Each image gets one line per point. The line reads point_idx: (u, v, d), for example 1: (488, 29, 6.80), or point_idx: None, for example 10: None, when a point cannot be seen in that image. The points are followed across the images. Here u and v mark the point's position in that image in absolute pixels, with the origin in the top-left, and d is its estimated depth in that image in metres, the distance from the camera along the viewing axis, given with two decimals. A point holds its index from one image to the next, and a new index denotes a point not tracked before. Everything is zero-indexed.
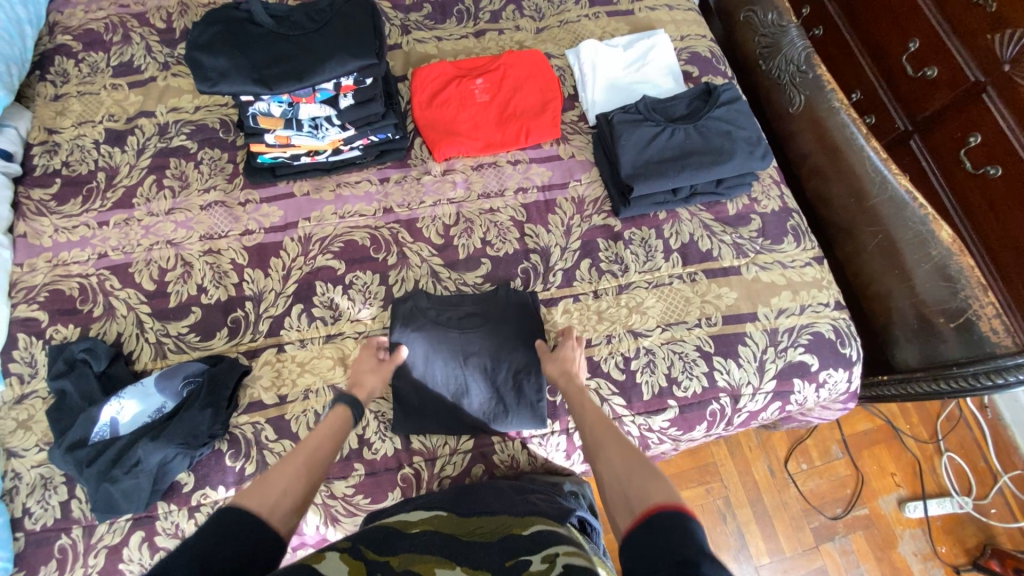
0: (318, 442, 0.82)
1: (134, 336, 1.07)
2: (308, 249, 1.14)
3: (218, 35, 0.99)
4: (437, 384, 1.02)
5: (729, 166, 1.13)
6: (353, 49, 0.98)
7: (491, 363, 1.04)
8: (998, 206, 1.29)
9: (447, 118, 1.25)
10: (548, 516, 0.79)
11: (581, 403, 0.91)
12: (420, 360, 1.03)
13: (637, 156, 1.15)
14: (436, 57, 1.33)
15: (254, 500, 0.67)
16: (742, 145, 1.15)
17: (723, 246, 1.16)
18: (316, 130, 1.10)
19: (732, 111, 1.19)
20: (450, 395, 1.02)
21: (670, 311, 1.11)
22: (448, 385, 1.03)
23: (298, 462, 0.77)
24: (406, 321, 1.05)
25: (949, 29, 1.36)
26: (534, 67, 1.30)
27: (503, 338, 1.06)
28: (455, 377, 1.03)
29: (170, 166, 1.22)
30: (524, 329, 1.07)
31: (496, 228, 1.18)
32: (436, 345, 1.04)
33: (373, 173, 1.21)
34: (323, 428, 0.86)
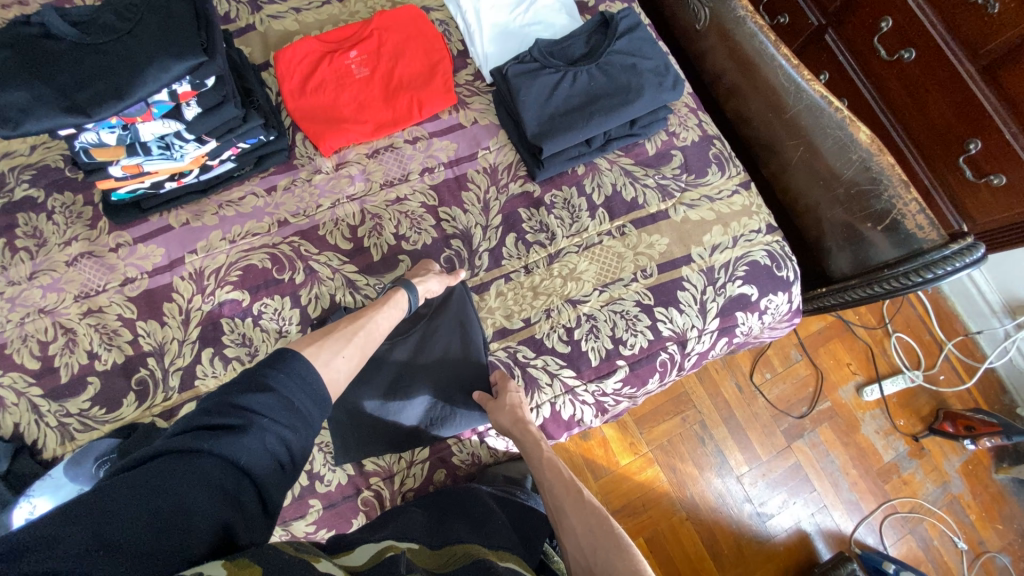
0: (373, 318, 0.88)
1: (32, 423, 0.96)
2: (204, 285, 1.02)
3: (7, 58, 0.81)
4: (376, 405, 0.96)
5: (639, 104, 1.05)
6: (175, 49, 0.82)
7: (433, 364, 0.99)
8: (917, 91, 1.27)
9: (327, 104, 1.10)
10: (518, 551, 0.81)
11: (531, 453, 0.90)
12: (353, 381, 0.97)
13: (543, 111, 1.05)
14: (300, 35, 1.15)
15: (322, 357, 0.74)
16: (647, 78, 1.06)
17: (648, 191, 1.10)
18: (169, 150, 0.93)
19: (634, 41, 1.09)
20: (392, 413, 0.96)
21: (605, 271, 1.06)
22: (388, 403, 0.96)
23: (354, 332, 0.83)
24: None
25: None
26: (413, 26, 1.14)
27: (439, 336, 1.01)
28: (395, 393, 0.97)
29: (18, 223, 1.05)
30: (456, 323, 1.01)
31: (408, 219, 1.08)
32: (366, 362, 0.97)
33: (257, 184, 1.07)
34: (378, 307, 0.90)
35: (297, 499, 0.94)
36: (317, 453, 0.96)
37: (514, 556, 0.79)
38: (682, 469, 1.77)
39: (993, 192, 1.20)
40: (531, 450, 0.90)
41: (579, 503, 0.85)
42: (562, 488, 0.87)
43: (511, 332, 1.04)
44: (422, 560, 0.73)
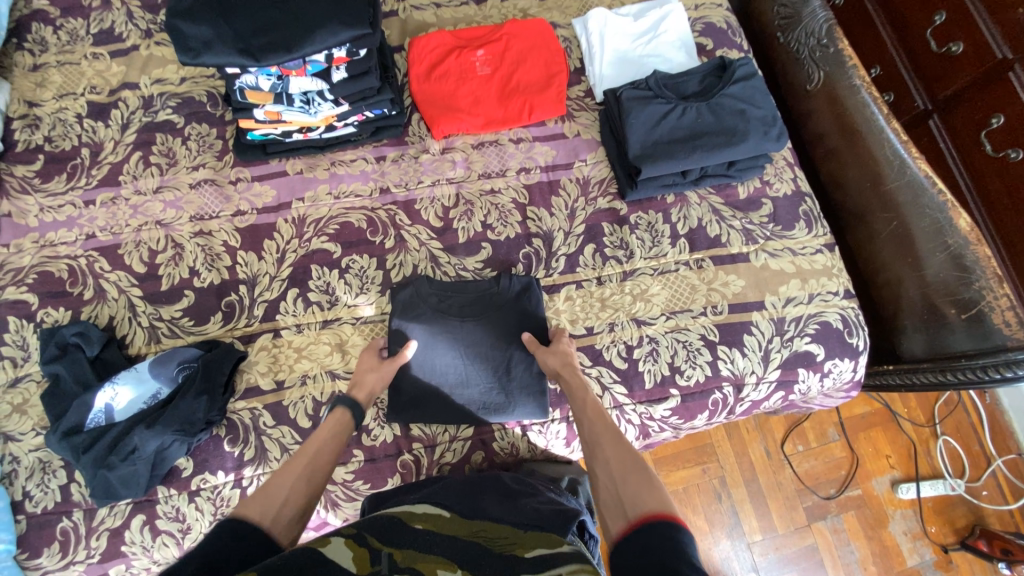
0: (325, 441, 0.84)
1: (126, 320, 1.05)
2: (302, 231, 1.10)
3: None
4: (436, 375, 1.01)
5: (742, 147, 1.08)
6: (345, 16, 0.88)
7: (494, 352, 1.02)
8: (1019, 193, 1.33)
9: (447, 92, 1.18)
10: (552, 523, 0.77)
11: (575, 390, 0.92)
12: (418, 349, 1.01)
13: (648, 135, 1.09)
14: (435, 27, 1.25)
15: (255, 509, 0.70)
16: (755, 127, 1.10)
17: (732, 232, 1.12)
18: (307, 106, 1.02)
19: (748, 88, 1.13)
20: (449, 385, 1.01)
21: (676, 299, 1.08)
22: (448, 375, 1.01)
23: (301, 466, 0.79)
24: (406, 309, 1.03)
25: (980, 5, 1.37)
26: (539, 38, 1.22)
27: (506, 328, 1.03)
28: (456, 368, 1.01)
29: (157, 142, 1.16)
30: (526, 313, 1.04)
31: (497, 211, 1.13)
32: (435, 328, 1.02)
33: (369, 151, 1.15)
34: (324, 429, 0.86)
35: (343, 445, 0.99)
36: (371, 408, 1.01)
37: (546, 532, 0.74)
38: (693, 520, 1.73)
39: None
40: (574, 390, 0.92)
41: (614, 439, 0.80)
42: (599, 425, 0.84)
43: (573, 337, 1.06)
44: (452, 530, 0.73)
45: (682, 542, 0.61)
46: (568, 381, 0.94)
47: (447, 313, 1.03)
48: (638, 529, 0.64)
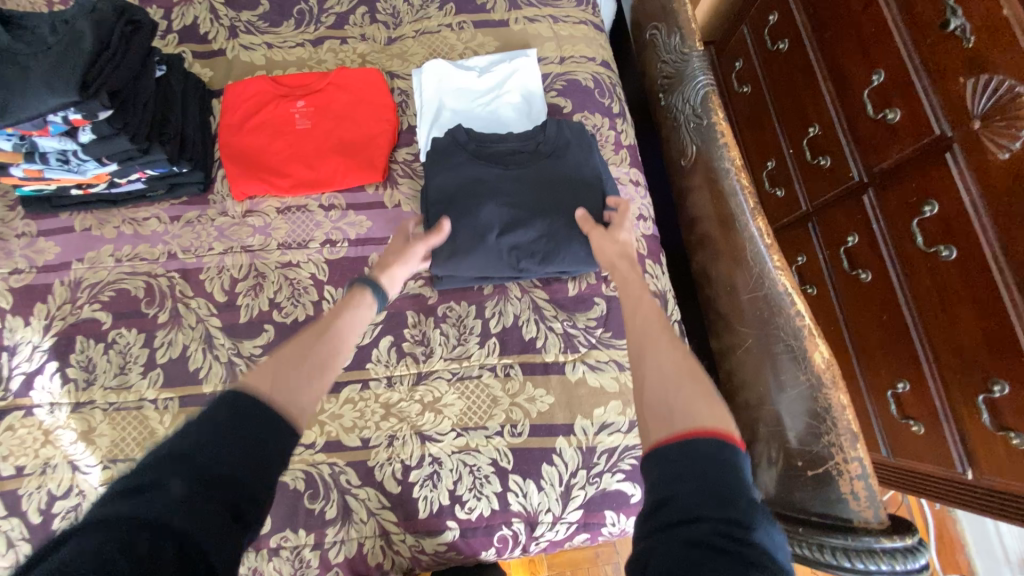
0: (342, 325, 0.79)
1: None
2: (76, 296, 1.00)
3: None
4: (481, 220, 0.92)
5: (562, 162, 0.94)
6: (52, 83, 0.77)
7: (547, 201, 0.92)
8: (948, 302, 0.99)
9: (256, 148, 1.05)
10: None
11: (627, 286, 0.83)
12: (461, 191, 0.93)
13: (451, 186, 0.94)
14: (262, 70, 1.12)
15: (260, 379, 0.65)
16: (587, 150, 0.96)
17: (551, 336, 0.96)
18: (69, 164, 0.92)
19: (573, 166, 0.94)
20: (496, 221, 0.92)
21: (471, 412, 0.93)
22: (491, 216, 0.92)
23: (313, 339, 0.75)
24: (439, 156, 0.96)
25: (921, 64, 1.01)
26: (368, 89, 1.08)
27: (558, 175, 0.94)
28: (504, 208, 0.92)
29: None
30: (577, 162, 0.95)
31: (290, 288, 1.00)
32: (478, 161, 0.95)
33: (165, 210, 1.05)
34: (340, 309, 0.82)
35: None
36: None
37: None
38: None
39: (1010, 453, 0.93)
40: (631, 284, 0.82)
41: (662, 347, 0.71)
42: (655, 330, 0.74)
43: (344, 449, 0.92)
44: None
45: (734, 464, 0.55)
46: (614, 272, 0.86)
47: (505, 167, 0.94)
48: (687, 440, 0.57)
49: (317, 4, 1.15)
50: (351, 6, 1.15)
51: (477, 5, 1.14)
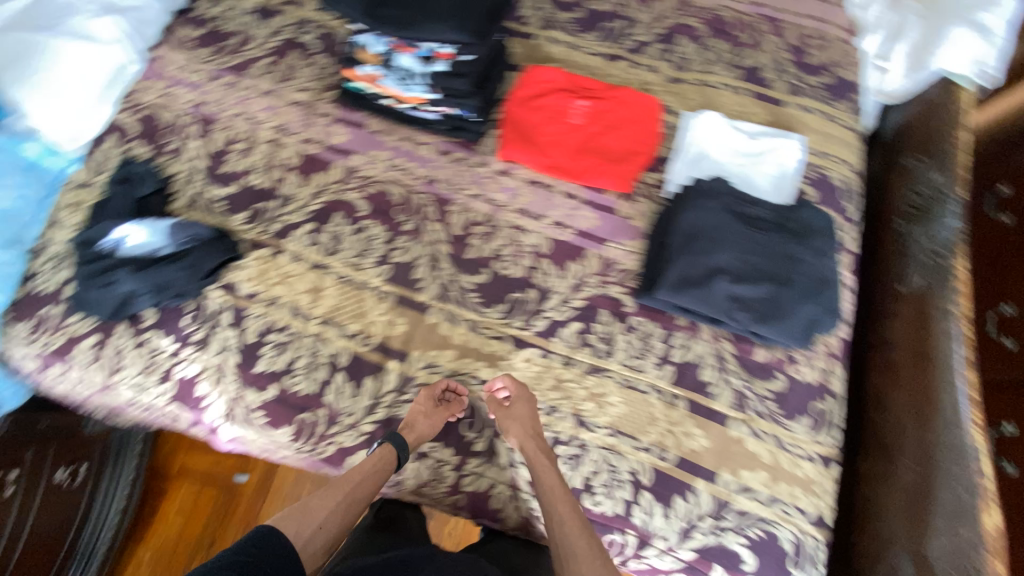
0: (360, 479, 0.92)
1: (183, 181, 1.19)
2: (347, 180, 1.19)
3: None
4: (714, 263, 1.00)
5: (806, 244, 1.02)
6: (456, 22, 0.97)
7: (780, 275, 1.00)
8: None
9: (533, 124, 1.22)
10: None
11: (546, 480, 0.91)
12: (709, 233, 1.02)
13: (700, 225, 1.03)
14: (557, 62, 1.28)
15: (292, 528, 0.83)
16: (830, 241, 1.03)
17: (726, 388, 1.02)
18: (405, 81, 1.11)
19: (811, 248, 1.02)
20: (729, 269, 1.00)
21: (628, 420, 1.00)
22: (725, 264, 1.00)
23: (346, 488, 0.91)
24: (702, 197, 1.06)
25: None
26: (642, 113, 1.20)
27: (798, 256, 1.01)
28: (739, 263, 1.00)
29: (288, 56, 1.32)
30: (819, 253, 1.02)
31: (514, 247, 1.14)
32: (733, 216, 1.04)
33: (440, 143, 1.23)
34: (365, 464, 0.94)
35: (265, 374, 1.03)
36: (306, 357, 1.05)
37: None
38: None
39: None
40: (545, 479, 0.90)
41: (592, 547, 0.83)
42: (571, 521, 0.86)
43: None
44: None
45: None
46: (536, 456, 0.93)
47: (750, 229, 1.03)
48: None
49: (624, 28, 1.32)
50: (651, 40, 1.31)
51: (759, 78, 1.27)
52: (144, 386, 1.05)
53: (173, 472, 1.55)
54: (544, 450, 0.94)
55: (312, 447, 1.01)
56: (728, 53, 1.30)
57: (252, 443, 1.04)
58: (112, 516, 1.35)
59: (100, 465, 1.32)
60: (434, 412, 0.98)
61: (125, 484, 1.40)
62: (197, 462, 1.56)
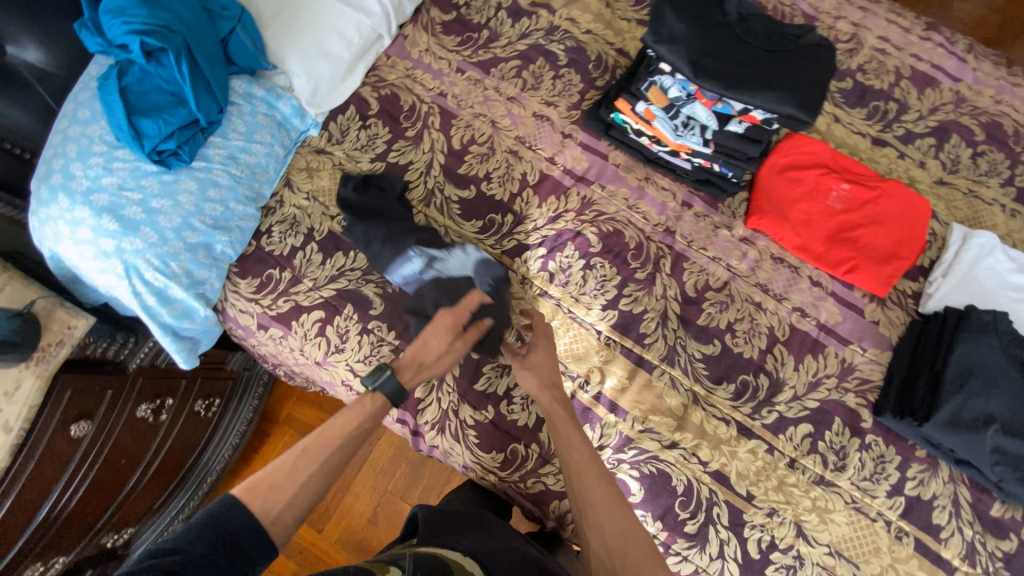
0: (341, 443, 0.84)
1: (419, 172, 1.17)
2: (584, 211, 1.15)
3: (702, 24, 1.02)
4: (988, 410, 0.93)
5: None
6: (797, 97, 0.99)
7: None
8: None
9: (787, 196, 1.14)
10: None
11: (570, 441, 0.90)
12: (984, 377, 0.95)
13: (975, 361, 0.96)
14: (819, 134, 1.20)
15: (256, 503, 0.75)
16: None
17: (957, 536, 0.96)
18: (682, 128, 1.10)
19: None
20: (1004, 420, 0.93)
21: (851, 543, 0.95)
22: (1000, 414, 0.93)
23: (319, 449, 0.82)
24: (979, 330, 0.98)
25: None
26: (910, 215, 1.12)
27: None
28: (1015, 416, 0.93)
29: (536, 62, 1.27)
30: None
31: (749, 325, 1.07)
32: (1011, 362, 0.96)
33: (682, 191, 1.17)
34: (352, 413, 0.87)
35: (484, 394, 1.03)
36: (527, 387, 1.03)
37: None
38: None
39: None
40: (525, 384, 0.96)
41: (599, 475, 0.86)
42: (580, 462, 0.88)
43: (728, 487, 0.98)
44: None
45: None
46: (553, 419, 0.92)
47: None
48: None
49: (896, 112, 1.22)
50: (924, 131, 1.21)
51: None
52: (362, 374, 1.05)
53: (281, 419, 1.57)
54: (564, 413, 0.93)
55: (518, 478, 1.02)
56: (1007, 167, 1.19)
57: (453, 456, 1.04)
58: (225, 450, 1.43)
59: (228, 401, 1.39)
60: (450, 335, 0.94)
61: (245, 421, 1.47)
62: (308, 407, 1.59)
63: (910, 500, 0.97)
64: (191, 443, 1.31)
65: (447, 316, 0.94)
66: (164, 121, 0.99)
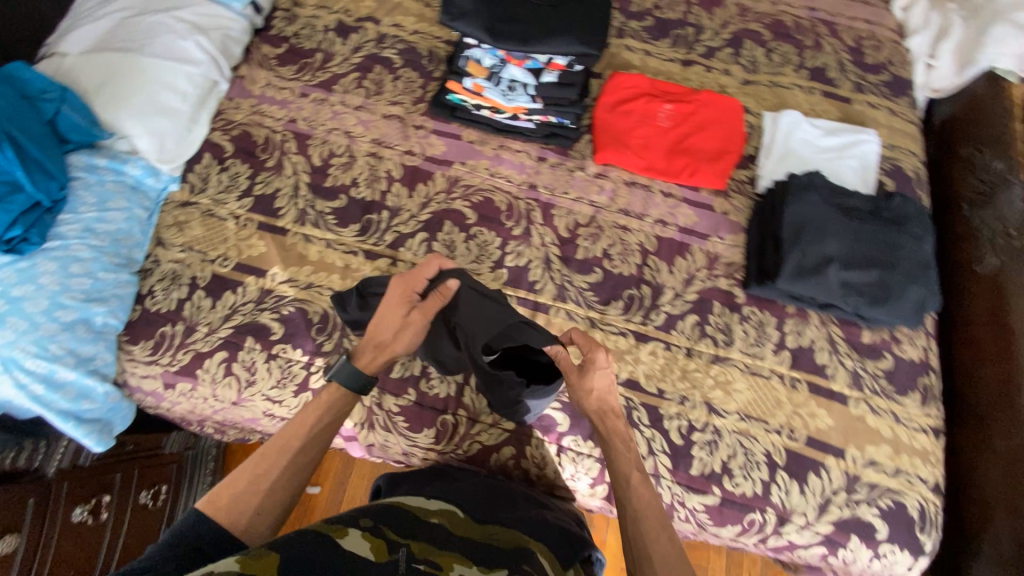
0: (307, 437, 0.81)
1: (287, 196, 1.20)
2: (452, 189, 1.22)
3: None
4: (825, 253, 1.06)
5: (902, 227, 1.09)
6: (576, 37, 1.21)
7: (886, 260, 1.06)
8: None
9: (623, 128, 1.26)
10: (547, 538, 0.79)
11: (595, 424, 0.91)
12: (816, 226, 1.08)
13: (805, 217, 1.09)
14: (637, 69, 1.35)
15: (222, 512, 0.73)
16: (924, 225, 1.11)
17: (841, 370, 1.07)
18: (509, 92, 1.23)
19: (903, 228, 1.09)
20: (841, 258, 1.06)
21: (757, 404, 1.05)
22: (836, 254, 1.07)
23: (289, 442, 0.80)
24: (801, 190, 1.12)
25: None
26: (727, 116, 1.27)
27: (897, 239, 1.08)
28: (849, 252, 1.07)
29: (374, 71, 1.35)
30: (914, 234, 1.09)
31: (622, 246, 1.18)
32: (834, 209, 1.10)
33: (534, 148, 1.27)
34: (320, 400, 0.84)
35: (401, 379, 1.06)
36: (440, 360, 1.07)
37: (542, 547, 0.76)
38: None
39: None
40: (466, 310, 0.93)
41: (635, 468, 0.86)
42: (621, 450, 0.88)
43: (641, 390, 1.05)
44: (464, 532, 0.74)
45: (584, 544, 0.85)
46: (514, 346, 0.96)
47: (852, 219, 1.10)
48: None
49: (694, 35, 1.39)
50: (721, 45, 1.38)
51: (826, 78, 1.36)
52: (280, 399, 1.06)
53: None
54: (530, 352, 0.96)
55: (455, 446, 1.05)
56: (795, 56, 1.38)
57: (391, 448, 1.07)
58: None
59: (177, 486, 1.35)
60: (401, 300, 0.90)
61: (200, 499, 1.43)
62: None
63: (797, 351, 1.09)
64: (145, 538, 1.25)
65: (398, 284, 0.91)
66: (4, 210, 0.98)
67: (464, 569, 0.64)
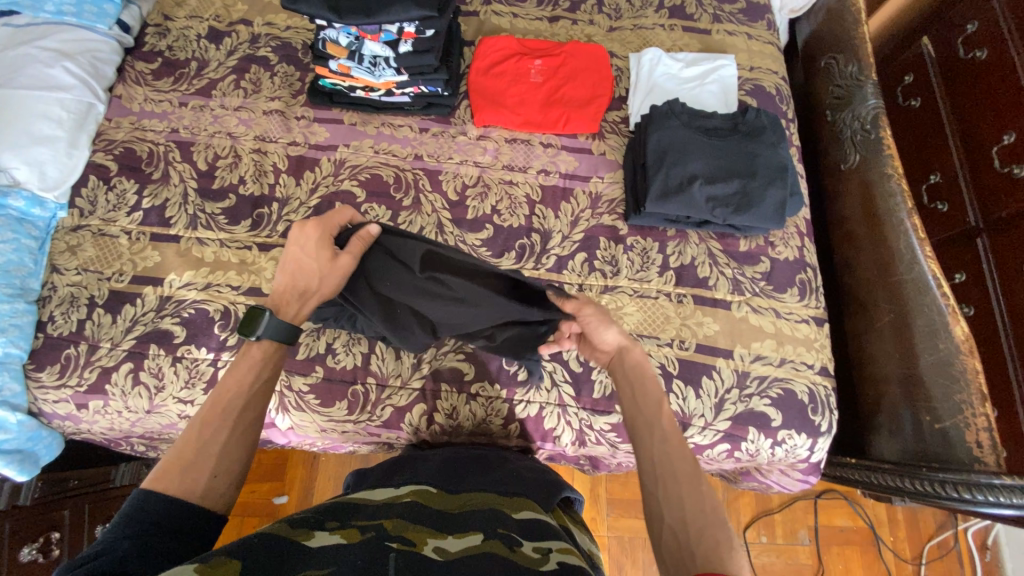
0: (247, 393, 0.80)
1: (177, 205, 1.22)
2: (339, 171, 1.25)
3: None
4: (688, 171, 1.13)
5: (757, 138, 1.17)
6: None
7: (744, 169, 1.14)
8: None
9: (497, 88, 1.31)
10: (530, 495, 0.80)
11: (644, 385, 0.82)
12: (678, 149, 1.15)
13: (668, 141, 1.16)
14: (506, 32, 1.39)
15: (173, 480, 0.70)
16: (778, 133, 1.19)
17: (722, 279, 1.15)
18: (373, 68, 1.23)
19: (758, 138, 1.17)
20: (704, 174, 1.13)
21: (647, 323, 1.11)
22: (698, 171, 1.13)
23: (229, 400, 0.78)
24: (661, 118, 1.19)
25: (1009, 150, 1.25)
26: (594, 62, 1.33)
27: (753, 149, 1.16)
28: (710, 168, 1.14)
29: (250, 71, 1.36)
30: (769, 142, 1.17)
31: (509, 201, 1.23)
32: (692, 131, 1.17)
33: (416, 121, 1.31)
34: (247, 359, 0.83)
35: (307, 359, 1.09)
36: (343, 335, 1.10)
37: (529, 503, 0.77)
38: None
39: None
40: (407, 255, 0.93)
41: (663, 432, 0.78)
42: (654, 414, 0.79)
43: None
44: (441, 507, 0.73)
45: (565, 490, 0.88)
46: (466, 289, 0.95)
47: (710, 138, 1.17)
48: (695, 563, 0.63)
49: None
50: None
51: (686, 14, 1.42)
52: (193, 399, 1.09)
53: None
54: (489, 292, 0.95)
55: (370, 414, 1.08)
56: None
57: (309, 426, 1.11)
58: None
59: None
60: (320, 248, 0.89)
61: None
62: None
63: (681, 270, 1.16)
64: None
65: (313, 228, 0.89)
66: None
67: (439, 540, 0.64)
